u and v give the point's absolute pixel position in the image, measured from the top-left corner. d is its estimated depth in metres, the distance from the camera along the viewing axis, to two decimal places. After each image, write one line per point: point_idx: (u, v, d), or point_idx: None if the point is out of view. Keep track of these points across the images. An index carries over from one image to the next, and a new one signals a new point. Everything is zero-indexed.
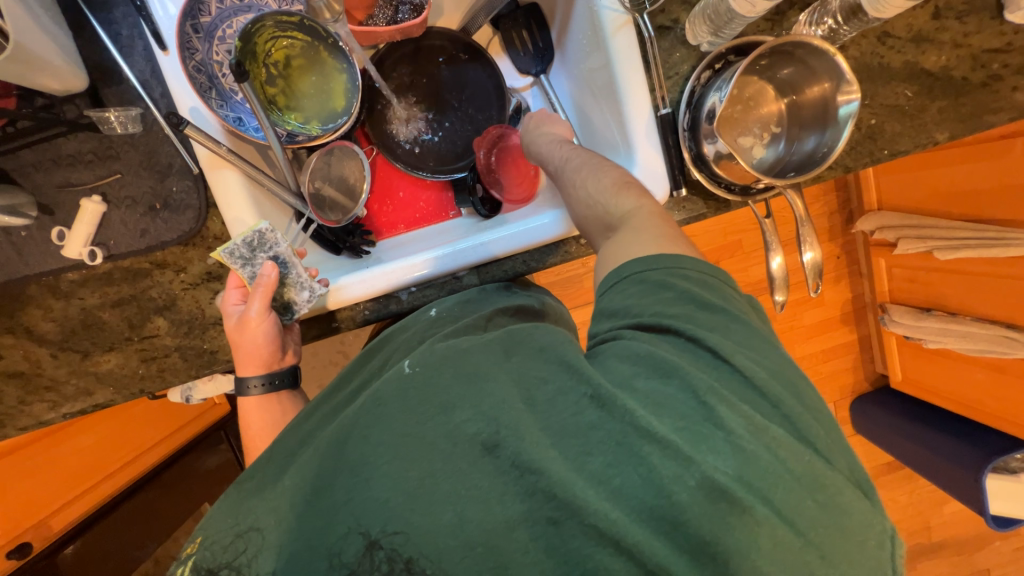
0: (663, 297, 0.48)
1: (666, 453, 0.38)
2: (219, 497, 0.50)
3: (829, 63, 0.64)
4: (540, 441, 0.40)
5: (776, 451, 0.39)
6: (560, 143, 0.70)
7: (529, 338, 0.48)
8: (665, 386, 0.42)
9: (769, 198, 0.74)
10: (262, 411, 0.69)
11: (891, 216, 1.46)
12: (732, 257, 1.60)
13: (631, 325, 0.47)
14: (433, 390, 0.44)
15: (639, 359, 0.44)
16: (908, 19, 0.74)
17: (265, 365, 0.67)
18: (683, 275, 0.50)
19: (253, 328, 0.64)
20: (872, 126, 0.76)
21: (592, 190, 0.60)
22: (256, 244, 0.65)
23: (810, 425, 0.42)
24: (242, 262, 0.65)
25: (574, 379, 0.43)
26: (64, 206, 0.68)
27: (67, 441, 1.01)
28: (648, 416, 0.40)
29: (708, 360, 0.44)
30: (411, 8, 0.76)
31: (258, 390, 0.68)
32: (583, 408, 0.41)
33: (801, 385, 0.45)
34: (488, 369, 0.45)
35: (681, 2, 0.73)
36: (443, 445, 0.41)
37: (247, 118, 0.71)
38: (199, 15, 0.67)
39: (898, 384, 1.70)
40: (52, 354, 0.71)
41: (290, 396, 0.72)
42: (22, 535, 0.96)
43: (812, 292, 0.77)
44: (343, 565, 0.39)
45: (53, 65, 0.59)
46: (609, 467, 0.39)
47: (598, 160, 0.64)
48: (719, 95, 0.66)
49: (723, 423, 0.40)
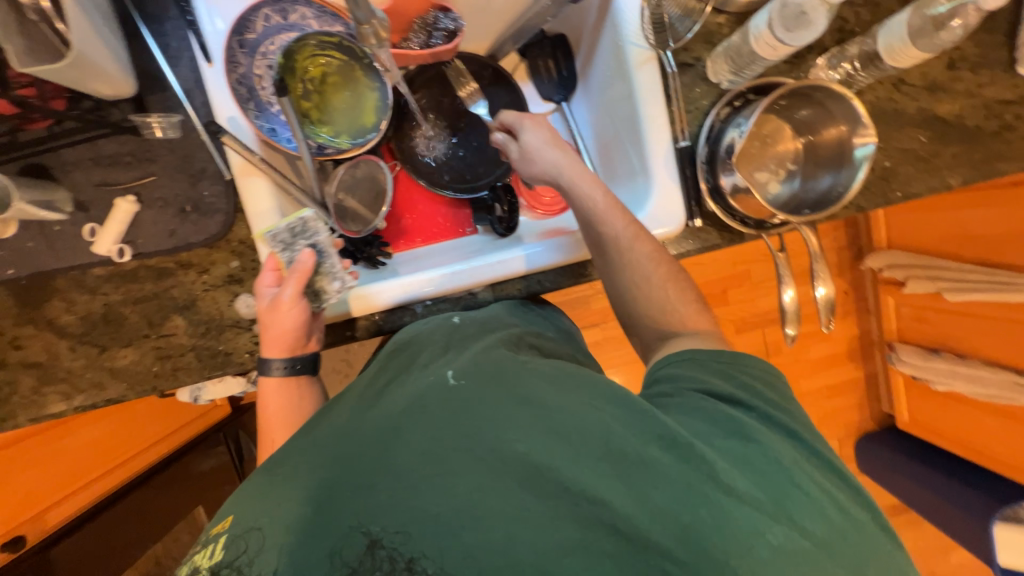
0: (724, 378, 0.54)
1: (743, 503, 0.43)
2: (249, 488, 0.50)
3: (845, 107, 0.66)
4: (593, 467, 0.44)
5: (835, 498, 0.46)
6: (613, 209, 0.64)
7: (582, 375, 0.53)
8: (739, 445, 0.47)
9: (783, 233, 0.76)
10: (279, 395, 0.67)
11: (900, 255, 1.48)
12: (739, 287, 1.61)
13: (697, 391, 0.53)
14: (471, 403, 0.49)
15: (712, 420, 0.50)
16: (923, 69, 0.77)
17: (287, 351, 0.66)
18: (756, 368, 0.56)
19: (285, 311, 0.64)
20: (886, 168, 0.77)
21: (654, 294, 0.64)
22: (299, 231, 0.66)
23: (855, 483, 0.49)
24: (282, 246, 0.66)
25: (643, 420, 0.47)
26: (98, 204, 0.70)
27: (71, 435, 1.03)
28: (728, 471, 0.45)
29: (775, 431, 0.50)
30: (445, 35, 0.78)
31: (280, 373, 0.66)
32: (651, 446, 0.46)
33: (816, 437, 0.52)
34: (543, 395, 0.49)
35: (703, 41, 0.76)
36: (486, 467, 0.44)
37: (281, 129, 0.74)
38: (246, 32, 0.69)
39: (904, 425, 1.68)
40: (70, 347, 0.72)
41: (310, 383, 0.70)
42: (18, 527, 0.93)
43: (824, 327, 0.77)
44: (344, 565, 0.42)
45: (108, 72, 0.62)
46: (696, 512, 0.42)
47: (652, 253, 0.65)
48: (739, 131, 0.68)
49: (807, 490, 0.45)
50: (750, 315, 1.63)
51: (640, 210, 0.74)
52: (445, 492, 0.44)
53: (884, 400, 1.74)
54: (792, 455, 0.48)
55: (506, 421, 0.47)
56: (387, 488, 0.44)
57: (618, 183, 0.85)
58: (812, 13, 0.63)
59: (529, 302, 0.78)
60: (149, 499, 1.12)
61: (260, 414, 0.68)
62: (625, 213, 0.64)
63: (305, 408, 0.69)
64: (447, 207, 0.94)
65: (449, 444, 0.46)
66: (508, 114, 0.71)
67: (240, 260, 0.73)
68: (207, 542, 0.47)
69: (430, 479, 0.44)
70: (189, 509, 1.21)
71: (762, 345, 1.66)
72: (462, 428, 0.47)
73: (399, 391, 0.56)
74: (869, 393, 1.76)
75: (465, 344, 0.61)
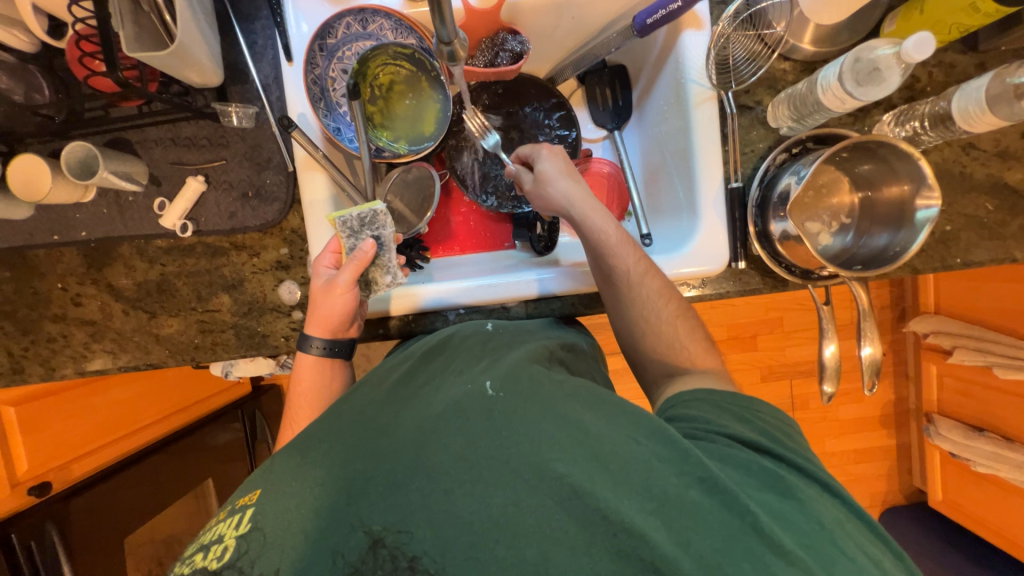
0: (740, 422, 0.54)
1: (795, 568, 0.41)
2: (265, 473, 0.52)
3: (911, 167, 0.64)
4: (636, 503, 0.44)
5: (882, 568, 0.44)
6: (626, 244, 0.67)
7: (615, 402, 0.53)
8: (779, 501, 0.47)
9: (830, 285, 0.74)
10: (314, 373, 0.69)
11: (948, 322, 1.39)
12: (770, 335, 1.56)
13: (723, 434, 0.53)
14: (507, 416, 0.49)
15: (745, 468, 0.50)
16: (996, 135, 0.74)
17: (329, 331, 0.68)
18: (781, 424, 0.57)
19: (338, 294, 0.66)
20: (947, 232, 0.75)
21: (665, 334, 0.66)
22: (368, 221, 0.68)
23: (899, 549, 0.49)
24: (349, 233, 0.67)
25: (683, 460, 0.46)
26: (170, 180, 0.75)
27: (105, 393, 1.08)
28: (773, 526, 0.44)
29: (814, 488, 0.50)
30: (511, 56, 0.80)
31: (317, 352, 0.68)
32: (691, 487, 0.45)
33: (853, 500, 0.51)
34: (584, 420, 0.49)
35: (766, 86, 0.76)
36: (505, 482, 0.45)
37: (345, 129, 0.77)
38: (327, 37, 0.74)
39: (936, 504, 1.57)
40: (123, 310, 0.76)
41: (343, 367, 0.71)
42: (46, 474, 0.96)
43: (865, 389, 0.74)
44: (347, 564, 0.44)
45: (201, 62, 0.67)
46: (739, 567, 0.41)
47: (660, 288, 0.67)
48: (796, 177, 0.66)
49: (850, 555, 0.44)
50: (779, 364, 1.58)
51: (682, 246, 0.74)
52: (467, 498, 0.45)
53: (915, 474, 1.64)
54: (833, 515, 0.48)
55: (536, 439, 0.47)
56: (414, 484, 0.46)
57: (663, 217, 0.85)
58: (886, 71, 0.62)
59: (561, 320, 0.78)
60: (166, 465, 1.15)
61: (292, 389, 0.69)
62: (635, 247, 0.68)
63: (334, 386, 0.70)
64: (488, 220, 0.95)
65: (473, 449, 0.47)
66: (524, 148, 0.76)
67: (289, 248, 0.76)
68: (235, 512, 0.49)
69: (456, 481, 0.46)
70: (200, 480, 1.25)
71: (788, 397, 1.60)
72: (490, 438, 0.48)
73: (425, 396, 0.57)
74: (899, 464, 1.67)
75: (501, 353, 0.61)
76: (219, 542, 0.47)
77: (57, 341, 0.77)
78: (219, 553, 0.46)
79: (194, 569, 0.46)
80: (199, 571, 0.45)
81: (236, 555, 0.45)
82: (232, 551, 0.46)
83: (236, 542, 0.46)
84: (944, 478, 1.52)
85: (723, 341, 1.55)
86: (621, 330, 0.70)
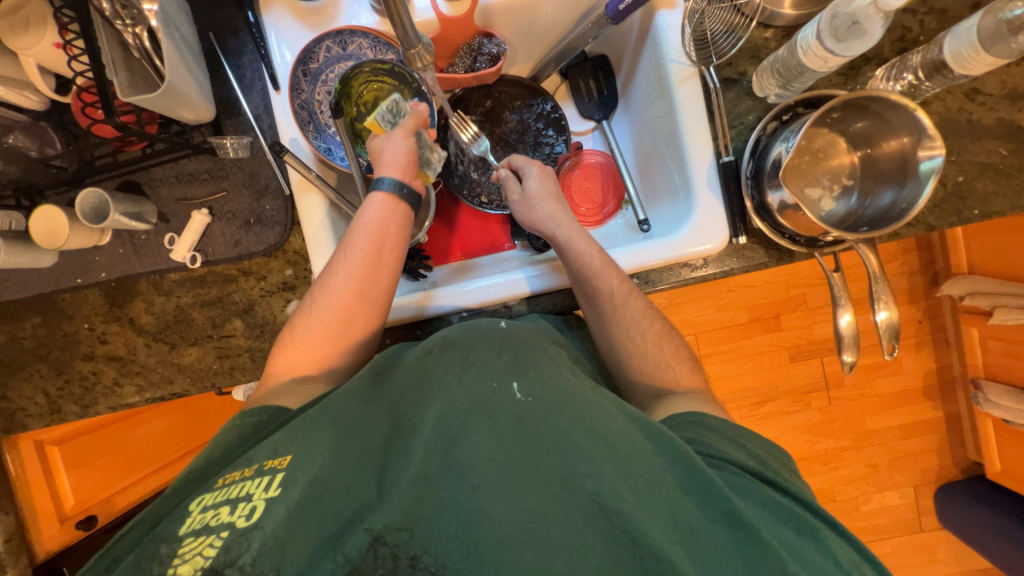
0: (739, 450, 0.54)
1: None
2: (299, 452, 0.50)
3: (909, 118, 0.61)
4: (663, 529, 0.44)
5: None
6: (608, 266, 0.68)
7: (646, 419, 0.53)
8: (792, 535, 0.46)
9: (839, 251, 0.71)
10: (381, 211, 0.69)
11: (984, 282, 1.31)
12: (794, 313, 1.51)
13: (731, 461, 0.52)
14: (540, 425, 0.49)
15: (757, 500, 0.48)
16: (1001, 77, 0.71)
17: (400, 172, 0.71)
18: (779, 459, 0.57)
19: (400, 139, 0.72)
20: (959, 183, 0.71)
21: (652, 354, 0.67)
22: (396, 111, 0.76)
23: None
24: (389, 123, 0.75)
25: (710, 493, 0.47)
26: (178, 216, 0.78)
27: (139, 426, 1.13)
28: (790, 564, 0.43)
29: (824, 526, 0.48)
30: (489, 59, 0.81)
31: (388, 189, 0.70)
32: (713, 519, 0.46)
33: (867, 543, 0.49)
34: (611, 435, 0.49)
35: (748, 57, 0.75)
36: (519, 492, 0.46)
37: (335, 149, 0.79)
38: (309, 62, 0.77)
39: (994, 476, 1.48)
40: (146, 343, 0.80)
41: (408, 214, 0.71)
42: (93, 508, 1.06)
43: (887, 355, 0.71)
44: (348, 563, 0.44)
45: (193, 100, 0.70)
46: None
47: (643, 306, 0.68)
48: (786, 146, 0.65)
49: None
50: (806, 343, 1.52)
51: (679, 228, 0.73)
52: (473, 498, 0.46)
53: (969, 445, 1.55)
54: (846, 555, 0.46)
55: (568, 448, 0.48)
56: (436, 486, 0.47)
57: (658, 202, 0.85)
58: (865, 22, 0.61)
59: (569, 316, 0.79)
60: None
61: (353, 225, 0.69)
62: (612, 266, 0.69)
63: (403, 231, 0.70)
64: (484, 221, 0.92)
65: (503, 452, 0.48)
66: (518, 158, 0.79)
67: (294, 268, 0.79)
68: (263, 473, 0.49)
69: (481, 480, 0.46)
70: None
71: (820, 376, 1.54)
72: (505, 449, 0.48)
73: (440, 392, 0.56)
74: (950, 436, 1.58)
75: (523, 351, 0.58)
76: (248, 500, 0.47)
77: (88, 379, 0.81)
78: (248, 511, 0.46)
79: (221, 524, 0.45)
80: (226, 527, 0.45)
81: (260, 520, 0.45)
82: (261, 507, 0.46)
83: (265, 501, 0.46)
84: (1000, 446, 1.43)
85: (744, 324, 1.52)
86: (612, 337, 0.69)
